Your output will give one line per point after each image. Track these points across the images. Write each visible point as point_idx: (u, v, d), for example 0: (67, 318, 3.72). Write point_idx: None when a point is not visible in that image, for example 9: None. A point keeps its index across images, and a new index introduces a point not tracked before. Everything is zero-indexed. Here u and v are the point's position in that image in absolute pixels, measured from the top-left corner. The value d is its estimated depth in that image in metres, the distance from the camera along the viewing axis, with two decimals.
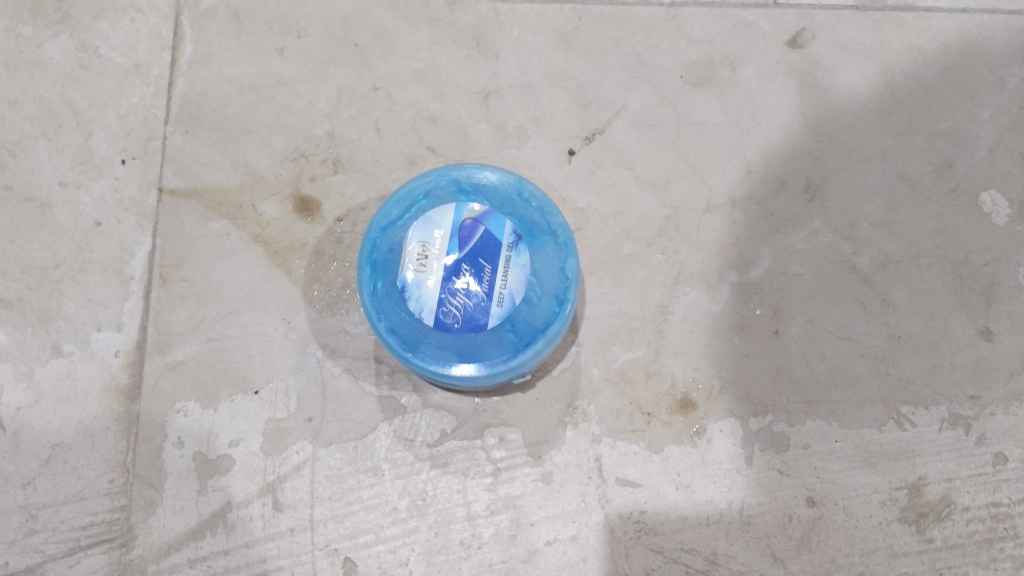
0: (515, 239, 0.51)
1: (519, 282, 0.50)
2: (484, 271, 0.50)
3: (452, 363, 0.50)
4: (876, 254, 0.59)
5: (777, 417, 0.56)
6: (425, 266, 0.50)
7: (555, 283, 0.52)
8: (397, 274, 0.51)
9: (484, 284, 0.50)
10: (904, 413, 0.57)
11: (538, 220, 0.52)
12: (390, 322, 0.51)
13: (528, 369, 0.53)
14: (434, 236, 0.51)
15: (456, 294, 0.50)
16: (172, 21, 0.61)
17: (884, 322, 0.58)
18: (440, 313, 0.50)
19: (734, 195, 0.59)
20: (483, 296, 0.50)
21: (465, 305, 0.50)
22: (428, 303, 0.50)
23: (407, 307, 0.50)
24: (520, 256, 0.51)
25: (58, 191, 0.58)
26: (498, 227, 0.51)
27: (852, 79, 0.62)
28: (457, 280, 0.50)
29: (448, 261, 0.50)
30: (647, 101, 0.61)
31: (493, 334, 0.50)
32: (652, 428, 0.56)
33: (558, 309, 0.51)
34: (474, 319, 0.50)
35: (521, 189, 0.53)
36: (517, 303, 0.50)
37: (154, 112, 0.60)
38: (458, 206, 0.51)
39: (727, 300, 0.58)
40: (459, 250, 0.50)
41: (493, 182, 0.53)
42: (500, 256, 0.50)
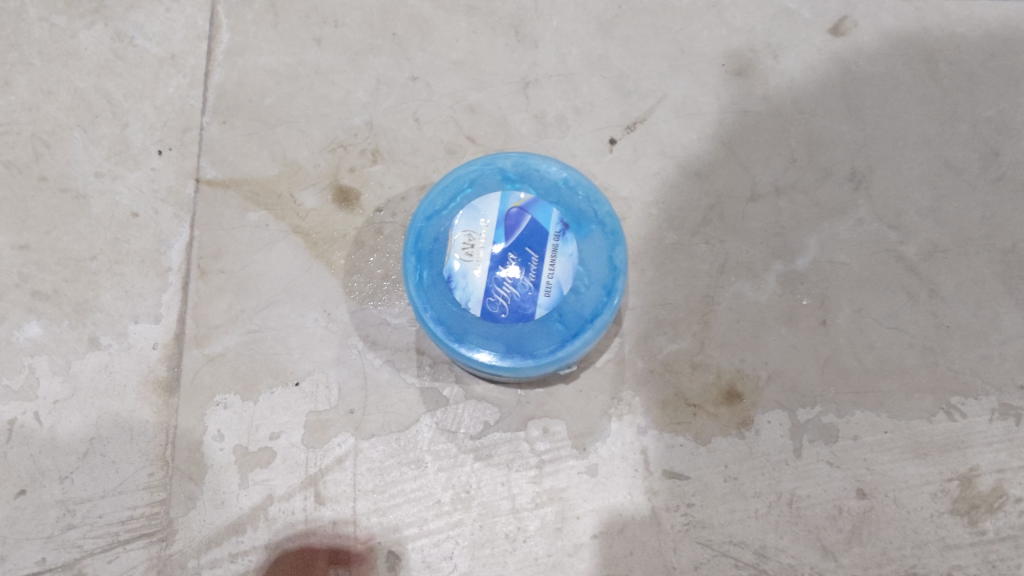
0: (562, 227, 0.50)
1: (567, 271, 0.50)
2: (530, 259, 0.49)
3: (500, 354, 0.49)
4: (923, 243, 0.58)
5: (825, 408, 0.55)
6: (471, 255, 0.49)
7: (603, 272, 0.51)
8: (443, 264, 0.50)
9: (531, 274, 0.49)
10: (954, 403, 0.56)
11: (585, 209, 0.51)
12: (436, 312, 0.50)
13: (576, 361, 0.51)
14: (480, 225, 0.50)
15: (503, 283, 0.49)
16: (209, 11, 0.60)
17: (931, 311, 0.57)
18: (487, 302, 0.49)
19: (778, 183, 0.59)
20: (530, 285, 0.49)
21: (512, 295, 0.49)
22: (474, 292, 0.49)
23: (453, 295, 0.50)
24: (567, 244, 0.50)
25: (94, 182, 0.58)
26: (546, 216, 0.50)
27: (895, 66, 0.61)
28: (504, 269, 0.49)
29: (495, 250, 0.50)
30: (689, 90, 0.60)
31: (541, 324, 0.49)
32: (699, 419, 0.55)
33: (607, 298, 0.50)
34: (522, 309, 0.49)
35: (568, 178, 0.52)
36: (564, 292, 0.50)
37: (190, 103, 0.59)
38: (504, 194, 0.51)
39: (773, 290, 0.57)
40: (506, 240, 0.50)
41: (538, 171, 0.52)
42: (547, 245, 0.50)
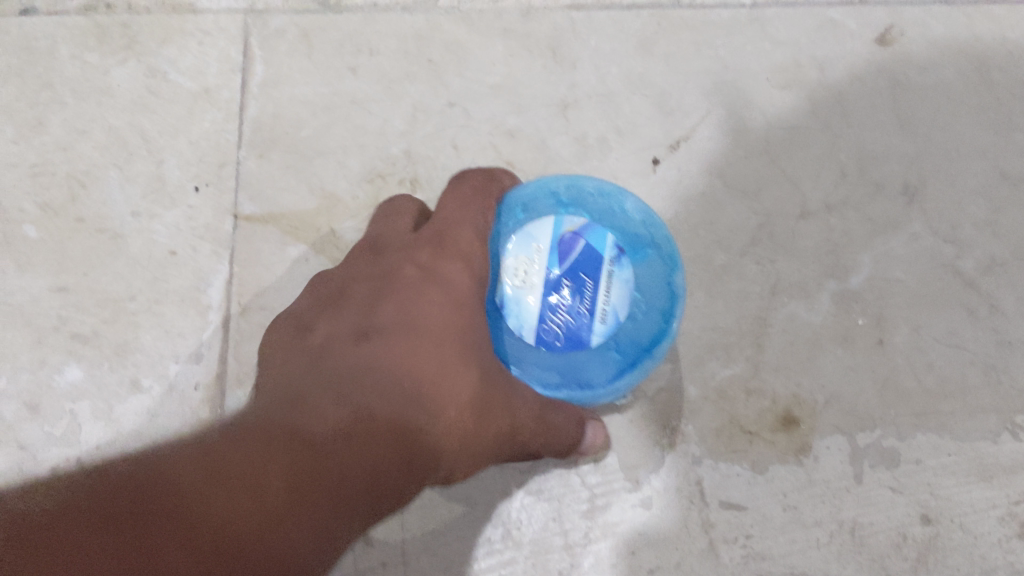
0: (616, 253, 0.53)
1: (619, 298, 0.53)
2: (584, 286, 0.53)
3: (556, 379, 0.52)
4: (981, 257, 0.56)
5: (885, 431, 0.54)
6: (525, 283, 0.53)
7: (658, 298, 0.52)
8: (498, 291, 0.53)
9: (585, 301, 0.52)
10: (1019, 422, 0.54)
11: (638, 234, 0.53)
12: (492, 339, 0.53)
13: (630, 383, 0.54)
14: (534, 252, 0.53)
15: (557, 310, 0.52)
16: (241, 42, 0.59)
17: (992, 327, 0.55)
18: (542, 329, 0.52)
19: (829, 200, 0.57)
20: (584, 312, 0.52)
21: (566, 322, 0.52)
22: (529, 318, 0.52)
23: (509, 321, 0.53)
24: (622, 269, 0.53)
25: (131, 221, 0.57)
26: (598, 244, 0.53)
27: (946, 75, 0.59)
28: (557, 296, 0.53)
29: (549, 277, 0.53)
30: (733, 106, 0.59)
31: (596, 349, 0.53)
32: (756, 447, 0.53)
33: (663, 324, 0.52)
34: (577, 336, 0.52)
35: (621, 202, 0.54)
36: (619, 319, 0.52)
37: (226, 137, 0.58)
38: (558, 220, 0.53)
39: (828, 310, 0.55)
40: (560, 266, 0.53)
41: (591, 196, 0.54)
42: (599, 272, 0.53)
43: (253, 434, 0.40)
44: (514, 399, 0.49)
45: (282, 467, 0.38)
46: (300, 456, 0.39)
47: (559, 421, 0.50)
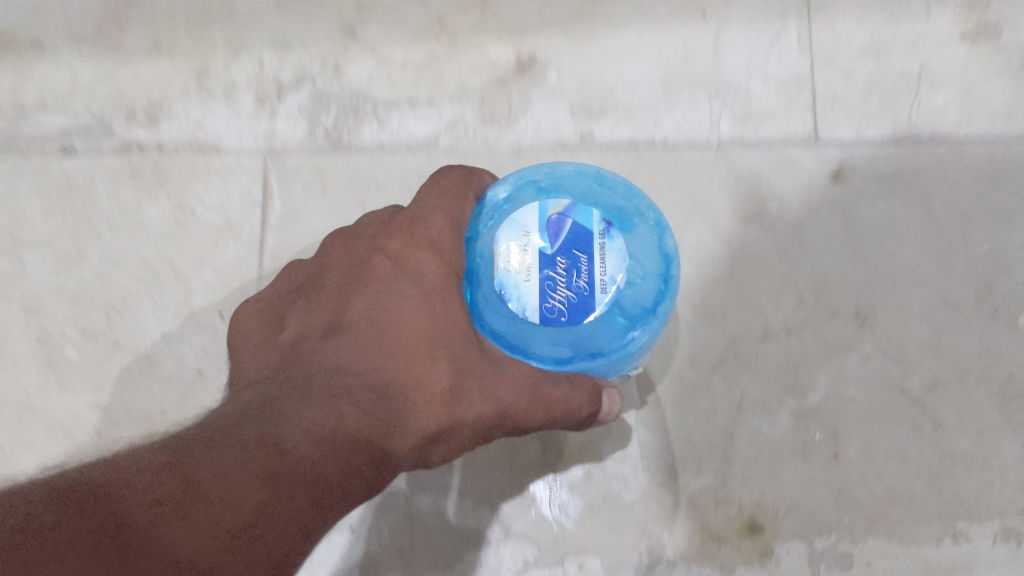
0: (606, 225, 0.47)
1: (618, 265, 0.47)
2: (579, 261, 0.47)
3: (567, 358, 0.46)
4: (925, 376, 0.63)
5: (840, 536, 0.60)
6: (518, 267, 0.47)
7: (656, 262, 0.47)
8: (491, 278, 0.47)
9: (583, 274, 0.46)
10: (959, 528, 0.60)
11: (624, 204, 0.48)
12: (491, 328, 0.47)
13: (646, 354, 0.48)
14: (522, 234, 0.47)
15: (557, 288, 0.46)
16: (260, 180, 0.66)
17: (934, 442, 0.61)
18: (544, 310, 0.46)
19: (788, 323, 0.63)
20: (584, 285, 0.46)
21: (569, 297, 0.46)
22: (532, 302, 0.46)
23: (507, 308, 0.47)
24: (615, 240, 0.47)
25: (162, 344, 0.63)
26: (586, 217, 0.47)
27: (893, 208, 0.66)
28: (556, 272, 0.47)
29: (543, 255, 0.47)
30: (701, 237, 0.65)
31: (603, 324, 0.46)
32: (724, 551, 0.60)
33: (664, 286, 0.47)
34: (583, 306, 0.46)
35: (601, 177, 0.50)
36: (622, 286, 0.46)
37: (248, 266, 0.64)
38: (541, 204, 0.48)
39: (788, 425, 0.62)
40: (552, 243, 0.47)
41: (569, 174, 0.50)
42: (593, 244, 0.47)
43: (200, 449, 0.39)
44: (498, 381, 0.45)
45: (234, 467, 0.38)
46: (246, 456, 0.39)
47: (560, 396, 0.45)
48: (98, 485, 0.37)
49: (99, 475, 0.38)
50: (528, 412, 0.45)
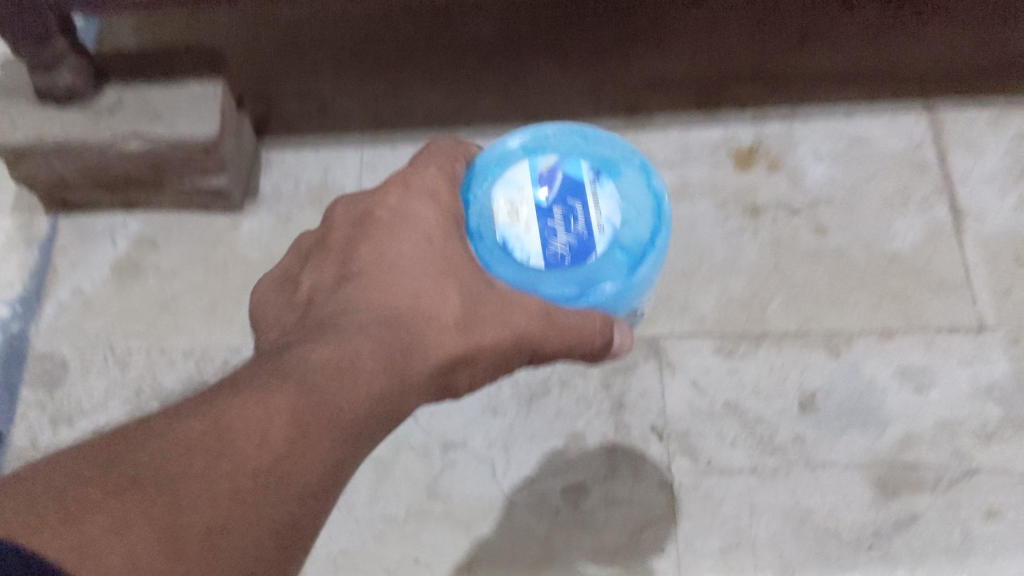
0: (593, 176, 0.77)
1: (606, 207, 0.76)
2: (572, 209, 0.76)
3: (570, 291, 0.76)
4: None
5: None
6: (521, 222, 0.76)
7: (636, 202, 0.78)
8: (493, 233, 0.78)
9: (577, 222, 0.75)
10: None
11: (605, 161, 0.80)
12: (502, 271, 0.77)
13: (635, 287, 0.78)
14: (519, 193, 0.77)
15: (557, 242, 0.75)
16: None
17: None
18: (547, 255, 0.75)
19: None
20: (580, 231, 0.75)
21: (567, 245, 0.75)
22: (535, 246, 0.75)
23: (515, 258, 0.76)
24: (600, 187, 0.77)
25: None
26: (573, 169, 0.77)
27: None
28: (553, 220, 0.75)
29: (541, 206, 0.76)
30: None
31: (601, 257, 0.75)
32: None
33: (648, 229, 0.77)
34: (583, 249, 0.75)
35: (580, 135, 0.82)
36: (615, 232, 0.76)
37: None
38: (533, 164, 0.78)
39: None
40: (550, 196, 0.76)
41: (544, 132, 0.82)
42: (584, 192, 0.76)
43: (238, 395, 0.65)
44: (506, 308, 0.75)
45: (267, 408, 0.64)
46: (281, 400, 0.65)
47: (570, 321, 0.75)
48: (165, 430, 0.61)
49: (171, 426, 0.61)
50: (545, 333, 0.75)
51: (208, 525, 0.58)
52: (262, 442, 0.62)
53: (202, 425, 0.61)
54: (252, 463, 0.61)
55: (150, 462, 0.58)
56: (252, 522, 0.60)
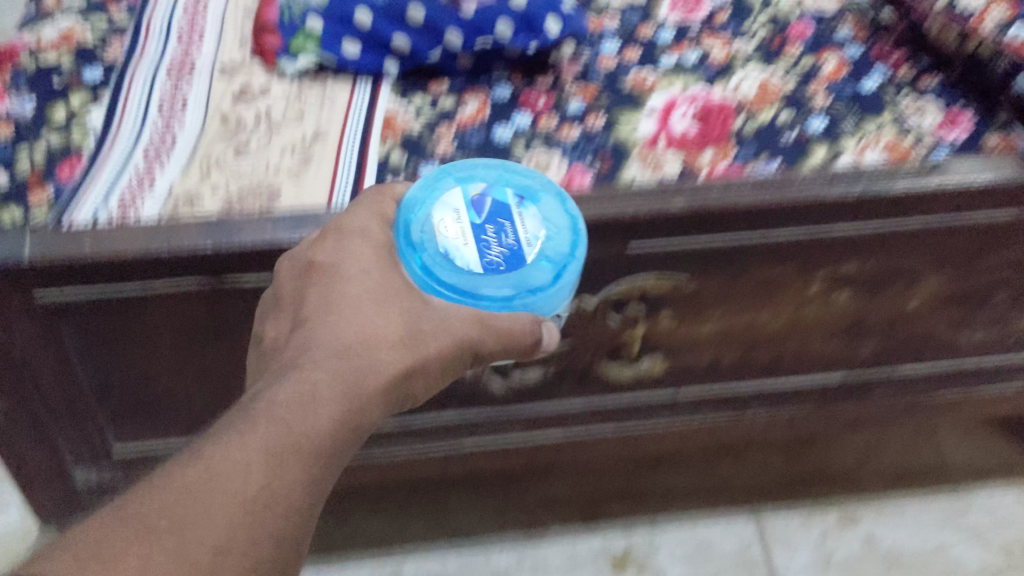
0: (519, 199, 0.91)
1: (530, 221, 0.90)
2: (501, 223, 0.89)
3: (508, 292, 0.86)
4: None
5: None
6: (458, 238, 0.87)
7: (558, 220, 0.92)
8: (434, 243, 0.88)
9: (509, 232, 0.88)
10: None
11: (526, 186, 0.93)
12: (446, 277, 0.86)
13: (563, 295, 0.90)
14: (455, 213, 0.89)
15: (492, 250, 0.87)
16: None
17: None
18: (485, 262, 0.87)
19: None
20: (513, 242, 0.88)
21: (501, 253, 0.87)
22: (473, 258, 0.87)
23: (456, 264, 0.86)
24: (526, 207, 0.91)
25: None
26: (501, 195, 0.91)
27: None
28: (487, 233, 0.88)
29: (475, 223, 0.89)
30: None
31: (531, 265, 0.87)
32: None
33: (571, 241, 0.91)
34: (515, 256, 0.87)
35: (505, 167, 0.95)
36: (542, 241, 0.89)
37: None
38: (465, 191, 0.91)
39: None
40: (480, 217, 0.89)
41: (472, 169, 0.94)
42: (511, 213, 0.90)
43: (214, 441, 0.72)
44: (445, 329, 0.83)
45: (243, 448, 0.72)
46: (255, 440, 0.72)
47: (505, 326, 0.84)
48: (163, 482, 0.69)
49: (168, 479, 0.69)
50: (484, 336, 0.84)
51: (212, 544, 0.67)
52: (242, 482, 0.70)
53: (191, 480, 0.69)
54: (238, 494, 0.70)
55: (162, 513, 0.67)
56: (242, 542, 0.68)
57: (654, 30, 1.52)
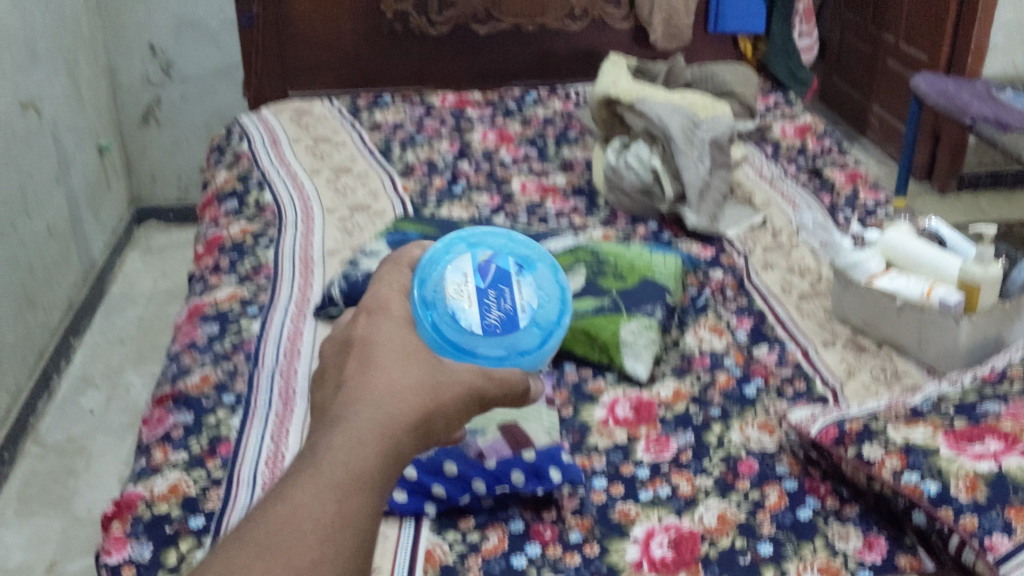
0: (518, 273, 1.57)
1: (523, 291, 1.55)
2: (501, 293, 1.52)
3: (498, 347, 1.50)
4: None
5: None
6: (466, 307, 1.48)
7: (546, 292, 1.58)
8: (446, 304, 1.47)
9: (506, 299, 1.52)
10: None
11: (521, 263, 1.59)
12: (450, 327, 1.45)
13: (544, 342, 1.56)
14: (466, 282, 1.51)
15: (490, 313, 1.50)
16: None
17: None
18: (484, 323, 1.49)
19: None
20: (508, 305, 1.52)
21: (499, 312, 1.51)
22: (475, 319, 1.48)
23: (465, 318, 1.47)
24: (523, 277, 1.56)
25: None
26: (504, 270, 1.55)
27: None
28: (488, 307, 1.50)
29: (478, 297, 1.51)
30: None
31: (521, 330, 1.51)
32: None
33: (551, 310, 1.57)
34: (508, 320, 1.51)
35: (507, 236, 1.62)
36: (529, 308, 1.54)
37: None
38: (476, 259, 1.55)
39: None
40: (485, 289, 1.52)
41: (483, 238, 1.60)
42: (510, 284, 1.54)
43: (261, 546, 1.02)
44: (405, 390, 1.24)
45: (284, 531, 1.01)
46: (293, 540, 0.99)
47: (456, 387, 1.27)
48: None
49: None
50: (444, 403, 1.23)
51: None
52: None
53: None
54: None
55: None
56: None
57: (634, 466, 1.94)
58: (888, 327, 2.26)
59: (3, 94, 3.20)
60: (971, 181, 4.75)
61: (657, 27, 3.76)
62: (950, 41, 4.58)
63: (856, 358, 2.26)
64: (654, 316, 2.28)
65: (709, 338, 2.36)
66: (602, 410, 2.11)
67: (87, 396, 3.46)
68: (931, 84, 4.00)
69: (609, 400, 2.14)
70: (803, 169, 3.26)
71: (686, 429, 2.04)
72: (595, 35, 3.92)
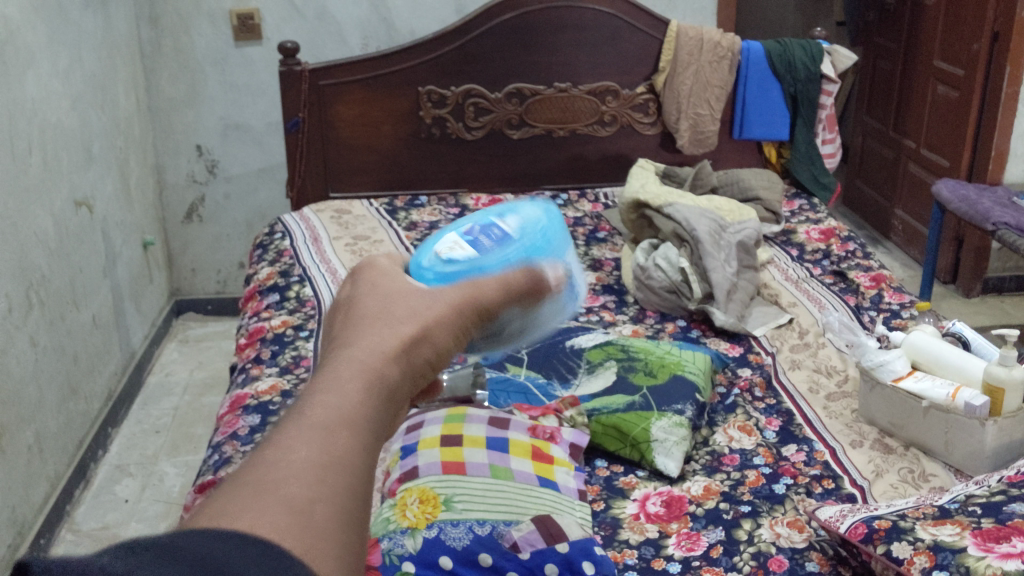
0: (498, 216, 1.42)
1: (508, 224, 1.40)
2: (489, 228, 1.38)
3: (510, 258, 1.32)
4: None
5: None
6: (462, 243, 1.33)
7: (534, 229, 1.41)
8: (447, 251, 1.31)
9: (499, 236, 1.35)
10: None
11: (499, 212, 1.45)
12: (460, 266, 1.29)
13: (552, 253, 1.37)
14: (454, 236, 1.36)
15: (489, 244, 1.34)
16: None
17: None
18: (486, 248, 1.33)
19: None
20: (501, 234, 1.36)
21: (495, 240, 1.35)
22: (479, 248, 1.32)
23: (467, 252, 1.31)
24: (503, 216, 1.42)
25: None
26: (492, 226, 1.38)
27: None
28: (487, 243, 1.34)
29: (472, 239, 1.35)
30: None
31: (520, 245, 1.35)
32: None
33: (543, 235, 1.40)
34: (504, 239, 1.35)
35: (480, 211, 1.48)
36: (517, 229, 1.39)
37: None
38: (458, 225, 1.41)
39: None
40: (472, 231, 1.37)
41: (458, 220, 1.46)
42: (496, 225, 1.39)
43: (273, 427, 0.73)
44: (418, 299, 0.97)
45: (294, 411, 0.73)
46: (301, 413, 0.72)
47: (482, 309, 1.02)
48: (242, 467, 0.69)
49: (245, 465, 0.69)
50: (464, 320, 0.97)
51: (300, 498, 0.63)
52: (308, 455, 0.67)
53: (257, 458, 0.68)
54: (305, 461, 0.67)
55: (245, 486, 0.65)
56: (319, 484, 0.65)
57: (665, 562, 1.96)
58: (916, 429, 2.29)
59: (59, 190, 3.36)
60: (996, 284, 4.80)
61: (683, 133, 3.93)
62: (970, 152, 4.71)
63: (884, 458, 2.30)
64: (684, 414, 2.33)
65: (739, 437, 2.40)
66: (634, 505, 2.16)
67: (123, 484, 3.52)
68: (953, 190, 4.10)
69: (640, 496, 2.18)
70: (828, 271, 3.33)
71: (717, 526, 2.06)
72: (624, 140, 4.07)
